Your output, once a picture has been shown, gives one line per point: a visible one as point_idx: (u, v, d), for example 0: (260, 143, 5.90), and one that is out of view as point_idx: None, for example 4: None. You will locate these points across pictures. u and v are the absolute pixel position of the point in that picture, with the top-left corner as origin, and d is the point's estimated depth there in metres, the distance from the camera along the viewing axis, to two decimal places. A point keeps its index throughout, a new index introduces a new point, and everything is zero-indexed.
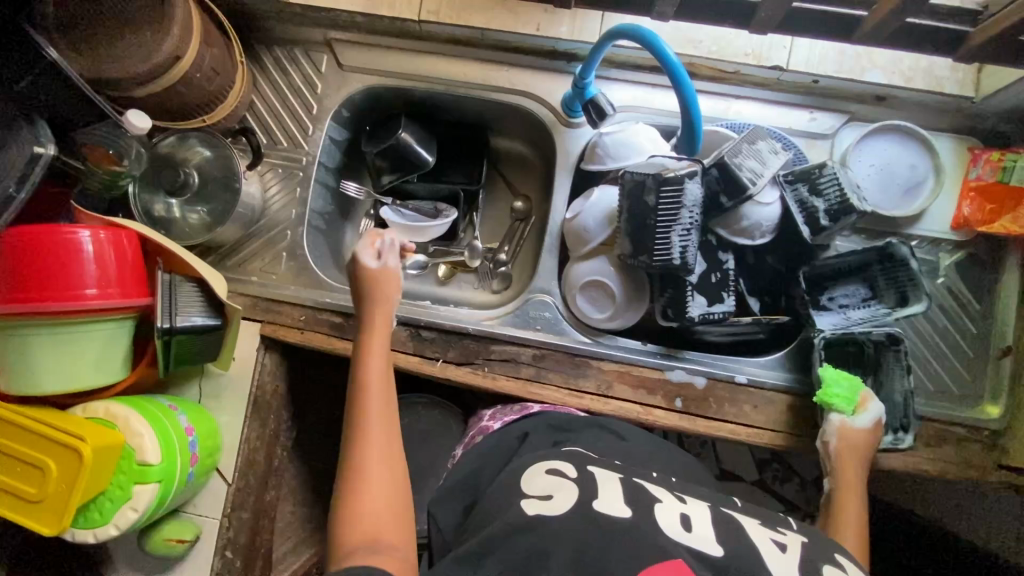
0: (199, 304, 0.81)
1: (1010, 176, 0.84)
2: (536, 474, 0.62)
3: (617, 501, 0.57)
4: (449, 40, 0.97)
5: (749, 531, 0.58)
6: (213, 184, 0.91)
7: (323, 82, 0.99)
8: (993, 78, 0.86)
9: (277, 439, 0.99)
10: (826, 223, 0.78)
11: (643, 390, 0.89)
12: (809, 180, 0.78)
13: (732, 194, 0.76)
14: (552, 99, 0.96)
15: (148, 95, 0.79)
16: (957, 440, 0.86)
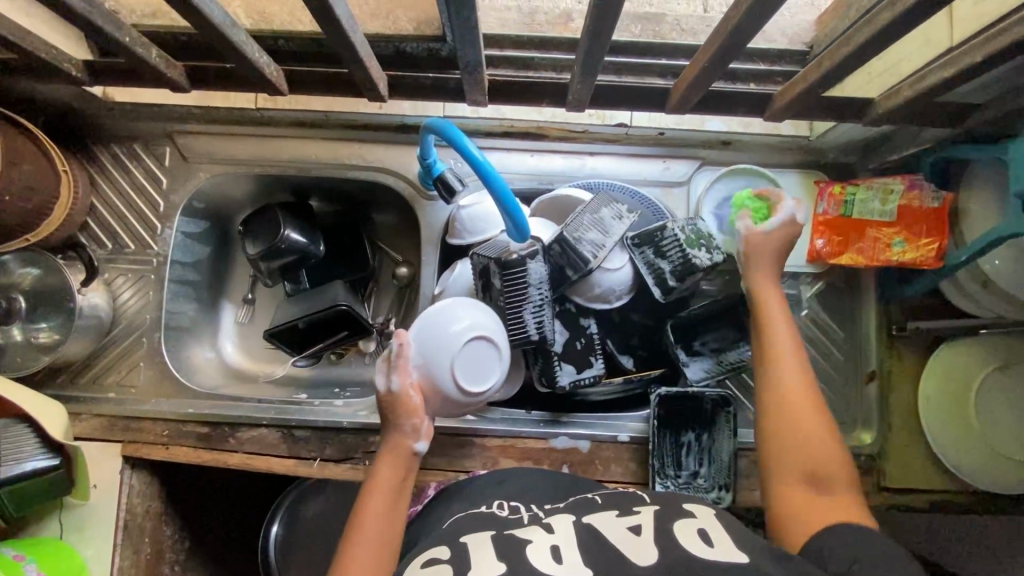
0: (33, 443, 0.77)
1: (852, 209, 0.87)
2: (411, 571, 0.57)
3: (488, 563, 0.55)
4: (293, 121, 0.95)
5: (606, 528, 0.59)
6: (45, 303, 0.86)
7: (168, 176, 0.95)
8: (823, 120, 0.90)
9: (161, 555, 0.93)
10: (674, 282, 0.79)
11: (530, 461, 0.87)
12: (653, 242, 0.80)
13: (576, 267, 0.77)
14: (408, 173, 0.94)
15: None
16: None
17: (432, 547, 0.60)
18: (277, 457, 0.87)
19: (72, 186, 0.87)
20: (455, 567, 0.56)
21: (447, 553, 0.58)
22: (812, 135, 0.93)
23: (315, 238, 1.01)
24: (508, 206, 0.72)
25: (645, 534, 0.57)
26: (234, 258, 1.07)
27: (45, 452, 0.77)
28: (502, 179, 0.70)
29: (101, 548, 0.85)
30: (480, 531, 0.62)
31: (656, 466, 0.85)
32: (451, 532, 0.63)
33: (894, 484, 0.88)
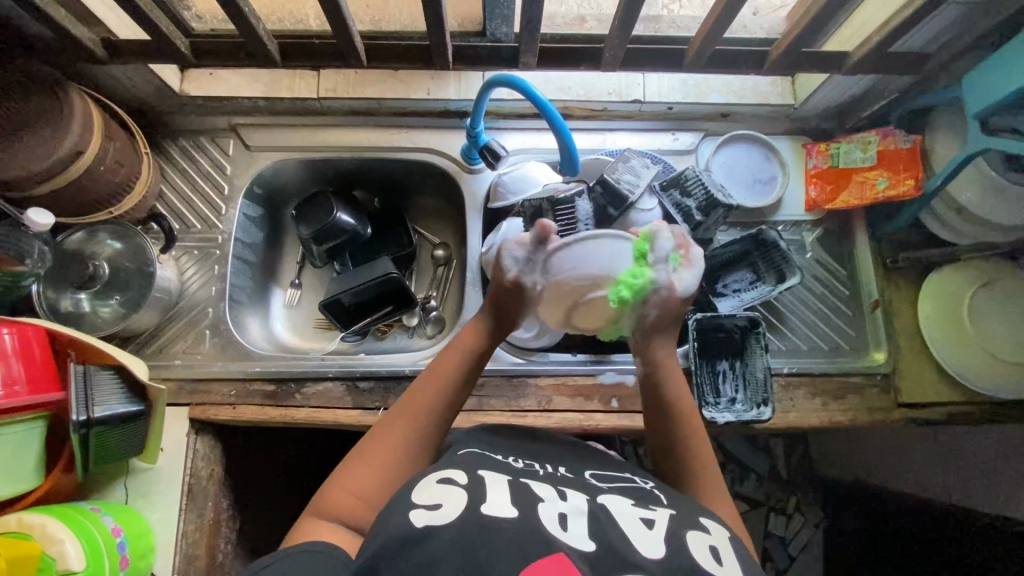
0: (118, 392, 0.80)
1: (838, 160, 1.03)
2: (428, 483, 0.60)
3: (504, 504, 0.58)
4: (443, 112, 1.06)
5: (620, 512, 0.60)
6: (126, 272, 0.93)
7: (232, 164, 1.05)
8: (804, 88, 1.04)
9: (220, 526, 0.97)
10: (700, 217, 0.89)
11: None
12: (679, 185, 0.91)
13: (703, 209, 0.89)
14: (534, 148, 1.05)
15: (51, 191, 0.82)
16: (859, 388, 0.98)
17: (448, 468, 0.63)
18: None
19: (151, 166, 0.96)
20: (470, 496, 0.58)
21: (522, 487, 0.62)
22: (796, 104, 1.06)
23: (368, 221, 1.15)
24: (566, 143, 0.85)
25: (728, 557, 0.57)
26: (284, 244, 1.17)
27: (127, 401, 0.80)
28: (564, 119, 0.83)
29: (167, 512, 0.88)
30: (570, 486, 0.65)
31: (747, 390, 0.93)
32: (471, 462, 0.66)
33: (910, 398, 0.97)
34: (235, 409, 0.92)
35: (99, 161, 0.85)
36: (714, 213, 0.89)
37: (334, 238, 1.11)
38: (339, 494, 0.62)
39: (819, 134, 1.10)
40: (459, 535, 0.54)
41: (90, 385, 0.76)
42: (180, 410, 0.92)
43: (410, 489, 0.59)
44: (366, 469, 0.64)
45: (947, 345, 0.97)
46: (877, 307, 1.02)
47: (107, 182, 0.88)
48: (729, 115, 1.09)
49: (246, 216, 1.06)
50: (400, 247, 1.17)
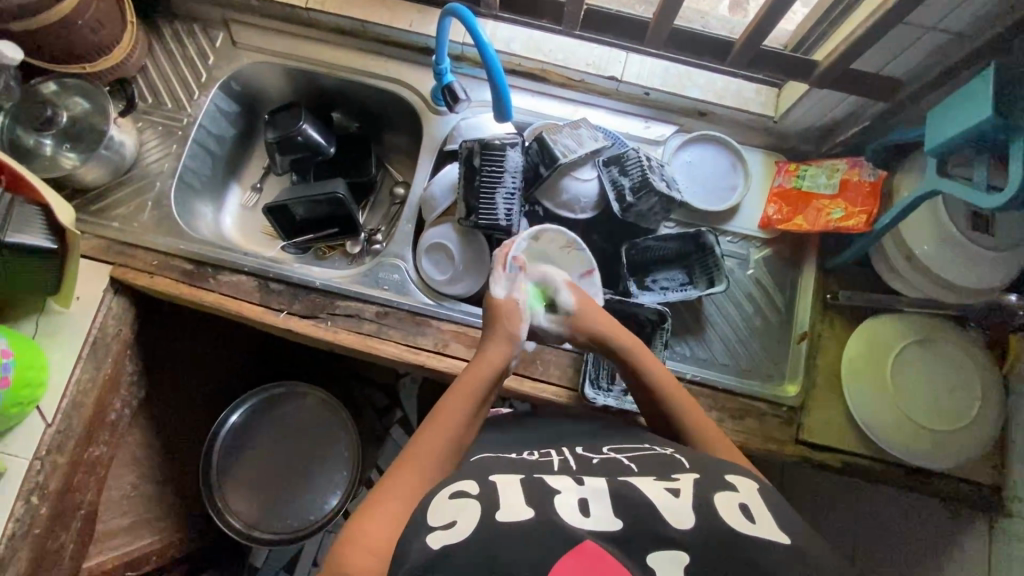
0: (39, 225, 0.85)
1: (803, 183, 0.99)
2: (439, 503, 0.57)
3: (517, 507, 0.54)
4: (422, 49, 1.07)
5: (645, 486, 0.58)
6: (86, 128, 0.98)
7: (216, 55, 1.09)
8: (787, 99, 1.00)
9: (118, 386, 1.02)
10: (631, 199, 0.88)
11: (568, 376, 0.94)
12: (619, 163, 0.89)
13: (636, 191, 0.87)
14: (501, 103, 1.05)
15: (25, 29, 0.87)
16: (760, 414, 0.95)
17: (459, 482, 0.60)
18: (336, 329, 0.95)
19: (134, 36, 1.00)
20: (483, 506, 0.55)
21: (476, 488, 0.58)
22: (777, 116, 1.02)
23: (335, 143, 1.18)
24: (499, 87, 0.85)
25: (683, 498, 0.55)
26: (255, 147, 1.21)
27: (46, 234, 0.86)
28: (500, 64, 0.84)
29: (67, 355, 0.93)
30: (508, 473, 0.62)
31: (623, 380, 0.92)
32: (479, 471, 0.63)
33: (809, 437, 0.94)
34: (153, 278, 0.96)
35: (80, 15, 0.89)
36: (646, 198, 0.87)
37: (295, 150, 1.14)
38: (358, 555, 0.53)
39: (796, 155, 1.06)
40: (479, 545, 0.51)
41: (10, 213, 0.82)
42: (103, 266, 0.97)
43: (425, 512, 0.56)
44: (380, 521, 0.56)
45: (861, 393, 0.92)
46: (803, 340, 0.98)
47: (86, 39, 0.93)
48: (706, 114, 1.06)
49: (217, 107, 1.10)
50: (361, 176, 1.19)
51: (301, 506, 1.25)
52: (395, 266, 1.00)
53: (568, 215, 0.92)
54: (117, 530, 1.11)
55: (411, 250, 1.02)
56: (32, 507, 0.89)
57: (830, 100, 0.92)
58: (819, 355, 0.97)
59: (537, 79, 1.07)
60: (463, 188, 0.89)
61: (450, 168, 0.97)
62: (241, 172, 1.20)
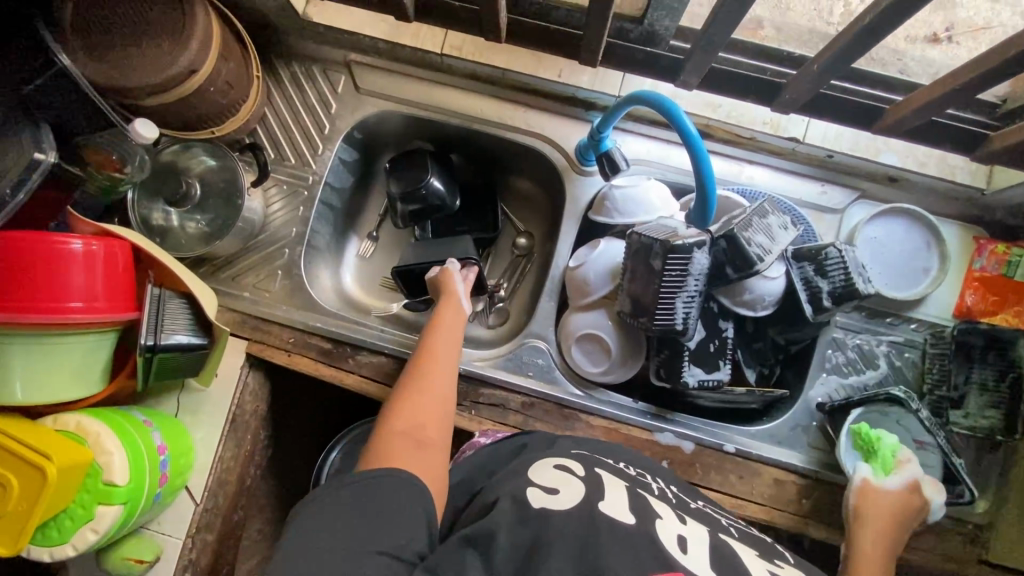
0: (185, 322, 0.80)
1: (1014, 271, 0.87)
2: (545, 468, 0.64)
3: (622, 509, 0.58)
4: (568, 99, 0.95)
5: (747, 558, 0.57)
6: (214, 196, 0.92)
7: (339, 102, 0.99)
8: (1004, 176, 0.88)
9: (253, 456, 1.01)
10: (828, 304, 0.77)
11: (730, 480, 0.87)
12: (815, 260, 0.78)
13: (836, 297, 0.77)
14: (656, 164, 0.94)
15: (159, 104, 0.78)
16: (942, 530, 0.86)
17: (564, 459, 0.67)
18: (485, 423, 0.89)
19: (259, 92, 0.91)
20: (586, 490, 0.60)
21: (580, 472, 0.64)
22: (986, 190, 0.89)
23: (457, 194, 1.09)
24: (703, 179, 0.74)
25: None
26: (370, 192, 1.13)
27: (194, 331, 0.81)
28: (708, 154, 0.73)
29: (210, 434, 0.92)
30: (612, 476, 0.65)
31: (783, 485, 0.87)
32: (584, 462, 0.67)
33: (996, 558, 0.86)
34: (290, 356, 0.92)
35: (211, 82, 0.80)
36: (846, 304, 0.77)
37: (420, 203, 1.05)
38: (387, 455, 0.63)
39: (1001, 231, 0.91)
40: (574, 522, 0.55)
41: (161, 312, 0.77)
42: (239, 342, 0.93)
43: (528, 472, 0.64)
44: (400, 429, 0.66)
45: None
46: (994, 450, 0.88)
47: (215, 103, 0.85)
48: (898, 181, 0.91)
49: (340, 159, 1.02)
50: (483, 229, 1.11)
51: None
52: (537, 349, 0.93)
53: (747, 312, 0.82)
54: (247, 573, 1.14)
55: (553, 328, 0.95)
56: None
57: None
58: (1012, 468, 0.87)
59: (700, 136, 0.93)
60: (635, 286, 0.79)
61: (607, 248, 0.87)
62: (358, 220, 1.13)
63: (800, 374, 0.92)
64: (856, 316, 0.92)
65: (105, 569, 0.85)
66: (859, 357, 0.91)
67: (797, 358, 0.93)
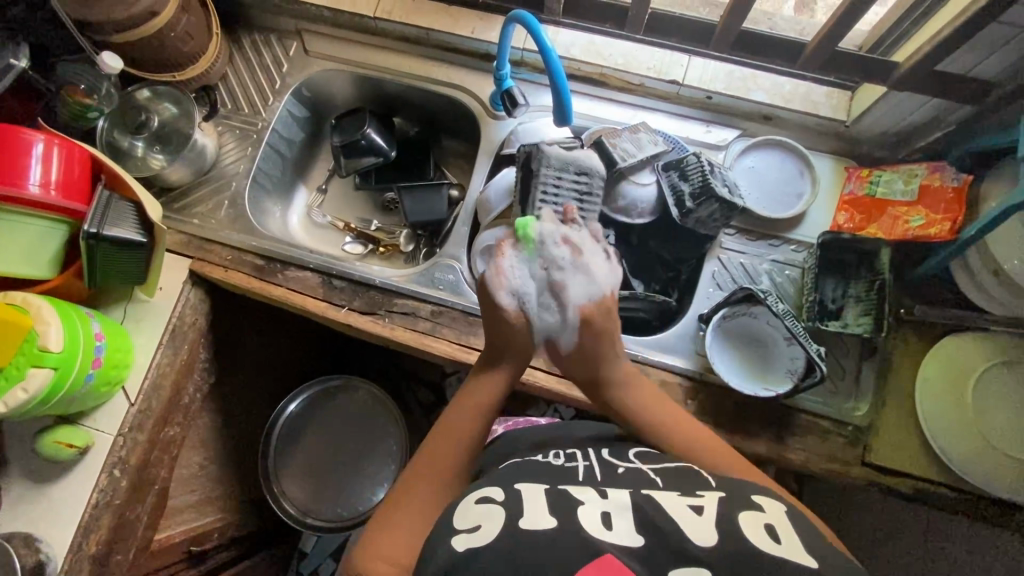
0: (131, 222, 0.92)
1: (875, 189, 0.94)
2: (467, 507, 0.59)
3: (541, 514, 0.56)
4: (484, 55, 1.10)
5: (666, 504, 0.57)
6: (172, 132, 1.06)
7: (290, 63, 1.15)
8: (860, 104, 0.96)
9: (191, 374, 1.09)
10: (691, 204, 0.87)
11: None
12: (679, 168, 0.88)
13: (697, 197, 0.86)
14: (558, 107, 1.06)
15: (125, 42, 0.94)
16: (823, 433, 0.90)
17: (486, 488, 0.62)
18: (396, 329, 0.98)
19: (218, 47, 1.07)
20: (508, 511, 0.57)
21: (501, 494, 0.60)
22: (848, 122, 0.98)
23: (395, 147, 1.22)
24: (560, 89, 0.84)
25: (707, 514, 0.55)
26: (320, 149, 1.27)
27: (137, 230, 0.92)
28: (561, 62, 0.82)
29: (149, 340, 1.01)
30: (534, 482, 0.63)
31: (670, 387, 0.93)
32: (506, 477, 0.64)
33: (877, 460, 0.89)
34: (227, 272, 1.03)
35: (172, 28, 0.96)
36: (707, 205, 0.86)
37: (359, 153, 1.18)
38: (377, 552, 0.60)
39: (869, 161, 1.00)
40: (500, 545, 0.52)
41: (108, 208, 0.89)
42: (184, 260, 1.04)
43: (452, 516, 0.59)
44: (391, 539, 0.61)
45: (939, 420, 0.87)
46: (872, 359, 0.93)
47: (177, 49, 1.00)
48: (771, 119, 1.02)
49: (290, 112, 1.16)
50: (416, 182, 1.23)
51: (350, 496, 1.31)
52: (450, 266, 1.02)
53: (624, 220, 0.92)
54: (185, 506, 1.17)
55: (465, 251, 1.05)
56: (114, 480, 0.96)
57: (913, 101, 0.87)
58: (889, 373, 0.92)
59: (596, 84, 1.06)
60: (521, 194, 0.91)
61: (507, 172, 1.00)
62: (308, 174, 1.27)
63: (691, 292, 1.00)
64: (740, 238, 1.00)
65: (37, 449, 0.92)
66: (743, 274, 0.98)
67: (689, 279, 1.01)
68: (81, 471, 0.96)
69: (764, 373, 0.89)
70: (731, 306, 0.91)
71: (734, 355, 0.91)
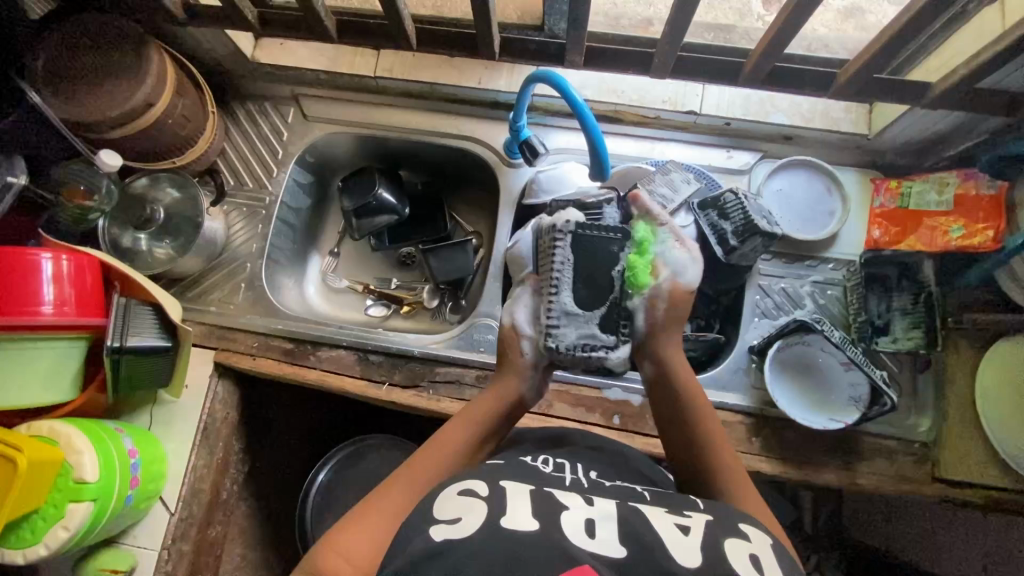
0: (152, 326, 0.87)
1: (908, 202, 0.93)
2: (447, 497, 0.56)
3: (524, 515, 0.52)
4: (493, 103, 1.07)
5: (653, 517, 0.55)
6: (178, 220, 1.01)
7: (290, 131, 1.11)
8: (881, 117, 0.96)
9: (226, 468, 1.04)
10: (735, 242, 0.85)
11: None
12: (717, 206, 0.87)
13: (741, 235, 0.84)
14: (576, 149, 1.03)
15: (121, 137, 0.89)
16: (890, 453, 0.89)
17: (469, 481, 0.58)
18: (445, 400, 0.94)
19: (215, 125, 1.02)
20: (490, 509, 0.53)
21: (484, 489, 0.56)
22: (870, 135, 0.98)
23: (407, 203, 1.18)
24: (595, 146, 0.81)
25: (694, 538, 0.52)
26: (328, 212, 1.23)
27: (160, 334, 0.88)
28: (595, 119, 0.80)
29: (181, 443, 0.95)
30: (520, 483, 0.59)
31: (732, 426, 0.91)
32: (491, 473, 0.60)
33: (948, 474, 0.88)
34: (255, 360, 0.98)
35: (168, 115, 0.91)
36: (752, 241, 0.84)
37: (372, 213, 1.14)
38: (343, 541, 0.57)
39: (894, 170, 1.00)
40: (486, 540, 0.49)
41: (127, 317, 0.84)
42: (207, 352, 0.99)
43: (432, 505, 0.55)
44: (362, 531, 0.58)
45: (1002, 427, 0.86)
46: (927, 371, 0.92)
47: (174, 136, 0.95)
48: (793, 138, 1.01)
49: (295, 181, 1.12)
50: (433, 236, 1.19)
51: None
52: (488, 326, 0.99)
53: None
54: None
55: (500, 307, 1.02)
56: None
57: (938, 114, 0.86)
58: (944, 384, 0.91)
59: (611, 121, 1.04)
60: None
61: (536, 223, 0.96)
62: (319, 238, 1.22)
63: (736, 323, 0.98)
64: (778, 263, 0.99)
65: None
66: (786, 300, 0.97)
67: (732, 309, 1.00)
68: None
69: (827, 403, 0.88)
70: (783, 339, 0.89)
71: (792, 387, 0.90)
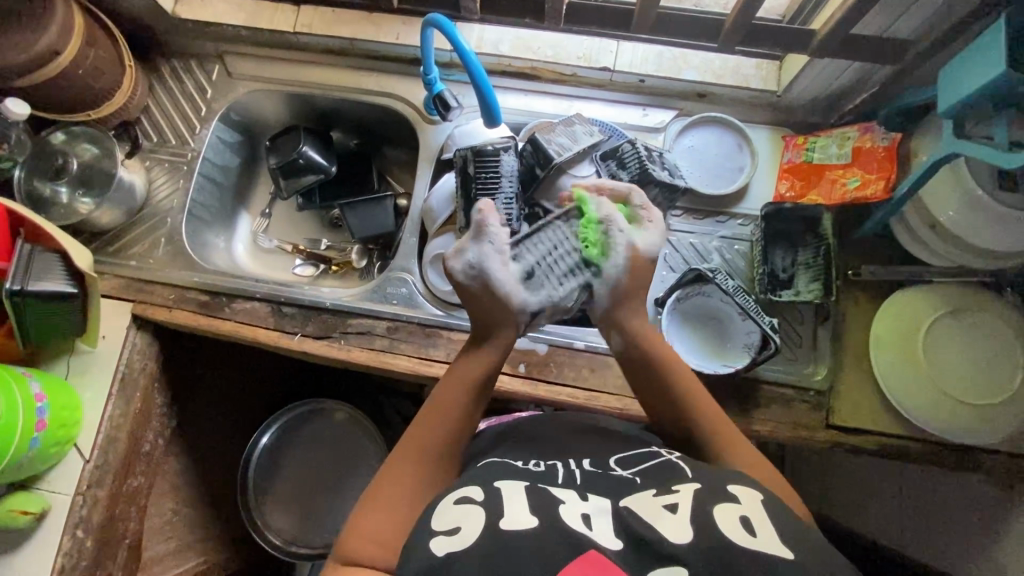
0: (59, 273, 0.88)
1: (812, 156, 0.95)
2: (444, 508, 0.56)
3: (520, 514, 0.53)
4: (413, 60, 1.07)
5: (645, 503, 0.54)
6: (96, 173, 1.02)
7: (213, 88, 1.11)
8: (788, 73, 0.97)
9: (148, 419, 1.06)
10: None
11: (584, 376, 0.92)
12: (617, 157, 0.88)
13: (636, 183, 0.86)
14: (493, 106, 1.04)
15: (29, 86, 0.90)
16: (787, 401, 0.91)
17: (465, 487, 0.59)
18: (355, 349, 0.95)
19: (134, 79, 1.03)
20: (488, 510, 0.54)
21: (481, 493, 0.57)
22: (780, 92, 0.99)
23: (336, 163, 1.18)
24: (482, 89, 0.82)
25: (684, 512, 0.52)
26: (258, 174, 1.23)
27: (67, 280, 0.89)
28: (478, 60, 0.81)
29: (97, 393, 0.97)
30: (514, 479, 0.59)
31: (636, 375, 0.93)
32: (486, 474, 0.60)
33: (842, 422, 0.90)
34: (171, 312, 0.99)
35: (79, 65, 0.92)
36: (647, 190, 0.86)
37: (298, 172, 1.14)
38: (367, 529, 0.59)
39: (804, 128, 1.02)
40: (483, 547, 0.50)
41: (31, 262, 0.86)
42: (124, 304, 1.00)
43: (431, 517, 0.56)
44: (380, 514, 0.60)
45: (893, 376, 0.88)
46: (826, 323, 0.94)
47: (88, 88, 0.96)
48: (706, 96, 1.02)
49: (220, 139, 1.12)
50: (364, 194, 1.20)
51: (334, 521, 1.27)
52: (402, 280, 1.01)
53: None
54: (163, 555, 1.12)
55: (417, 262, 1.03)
56: (78, 541, 0.93)
57: (835, 67, 0.88)
58: (843, 335, 0.93)
59: (530, 79, 1.05)
60: (461, 200, 0.90)
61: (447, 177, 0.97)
62: (249, 199, 1.23)
63: (646, 277, 1.00)
64: (687, 219, 1.00)
65: None
66: (694, 254, 0.99)
67: (644, 265, 1.01)
68: (41, 536, 0.93)
69: (723, 354, 0.91)
70: (681, 292, 0.91)
71: (691, 338, 0.92)
